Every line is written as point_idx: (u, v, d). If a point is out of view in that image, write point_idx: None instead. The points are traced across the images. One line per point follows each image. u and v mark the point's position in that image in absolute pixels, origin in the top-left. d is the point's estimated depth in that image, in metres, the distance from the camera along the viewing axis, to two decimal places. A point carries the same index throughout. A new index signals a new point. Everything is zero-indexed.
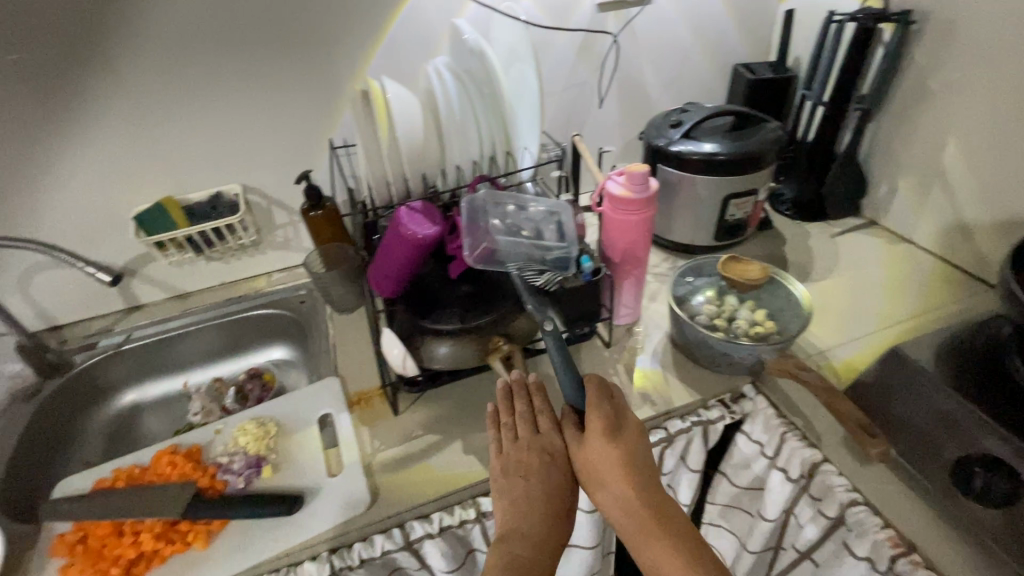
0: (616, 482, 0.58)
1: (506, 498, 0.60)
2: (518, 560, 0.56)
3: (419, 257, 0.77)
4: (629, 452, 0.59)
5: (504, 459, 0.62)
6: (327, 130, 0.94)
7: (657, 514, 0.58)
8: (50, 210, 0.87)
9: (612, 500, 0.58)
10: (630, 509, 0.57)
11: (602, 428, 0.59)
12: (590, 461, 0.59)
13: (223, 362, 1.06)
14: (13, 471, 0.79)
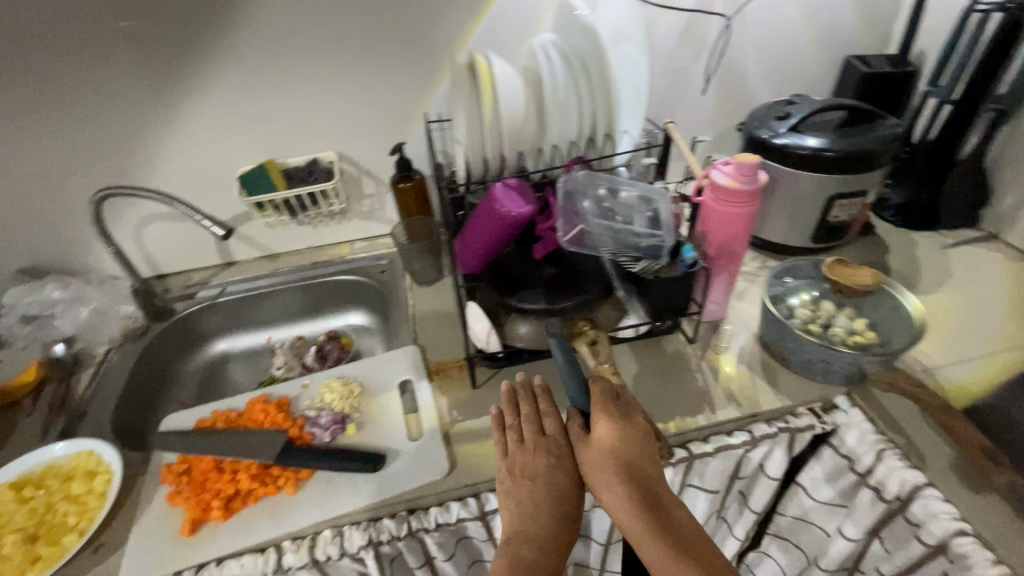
0: (616, 484, 0.59)
1: (512, 500, 0.62)
2: (524, 559, 0.59)
3: (509, 234, 0.77)
4: (631, 454, 0.60)
5: (510, 460, 0.65)
6: (422, 103, 0.95)
7: (657, 516, 0.58)
8: (168, 166, 0.93)
9: (614, 504, 0.60)
10: (631, 513, 0.58)
11: (605, 431, 0.61)
12: (593, 464, 0.61)
13: (305, 322, 1.11)
14: (124, 403, 0.87)
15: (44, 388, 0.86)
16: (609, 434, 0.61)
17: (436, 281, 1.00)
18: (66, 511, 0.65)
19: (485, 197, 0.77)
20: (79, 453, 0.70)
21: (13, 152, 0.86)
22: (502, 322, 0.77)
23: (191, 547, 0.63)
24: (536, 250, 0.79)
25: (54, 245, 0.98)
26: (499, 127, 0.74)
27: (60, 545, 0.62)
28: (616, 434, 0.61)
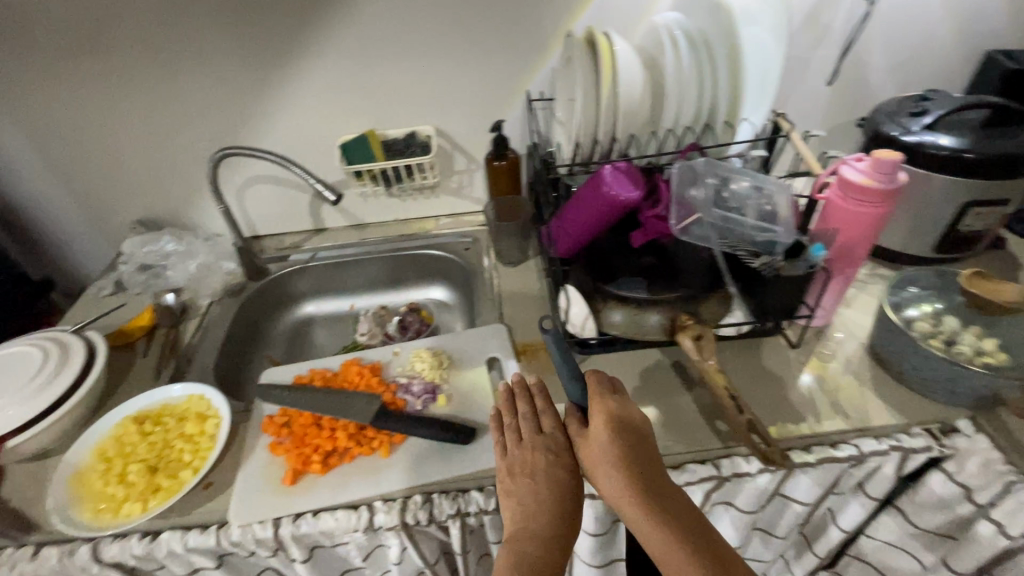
0: (619, 474, 0.55)
1: (514, 499, 0.58)
2: (528, 560, 0.53)
3: (613, 218, 0.75)
4: (631, 441, 0.57)
5: (509, 460, 0.61)
6: (524, 82, 0.94)
7: (662, 502, 0.55)
8: (276, 130, 0.96)
9: (618, 496, 0.55)
10: (635, 502, 0.54)
11: (603, 419, 0.58)
12: (592, 456, 0.58)
13: (386, 293, 1.13)
14: (224, 354, 0.91)
15: (156, 330, 0.91)
16: (608, 422, 0.58)
17: (521, 262, 1.00)
18: (181, 448, 0.69)
19: (592, 178, 0.76)
20: (192, 396, 0.75)
21: (141, 110, 0.92)
22: (596, 308, 0.75)
23: (292, 496, 0.66)
24: (636, 237, 0.76)
25: (167, 200, 1.04)
26: (615, 107, 0.72)
27: (177, 479, 0.67)
28: (614, 420, 0.58)
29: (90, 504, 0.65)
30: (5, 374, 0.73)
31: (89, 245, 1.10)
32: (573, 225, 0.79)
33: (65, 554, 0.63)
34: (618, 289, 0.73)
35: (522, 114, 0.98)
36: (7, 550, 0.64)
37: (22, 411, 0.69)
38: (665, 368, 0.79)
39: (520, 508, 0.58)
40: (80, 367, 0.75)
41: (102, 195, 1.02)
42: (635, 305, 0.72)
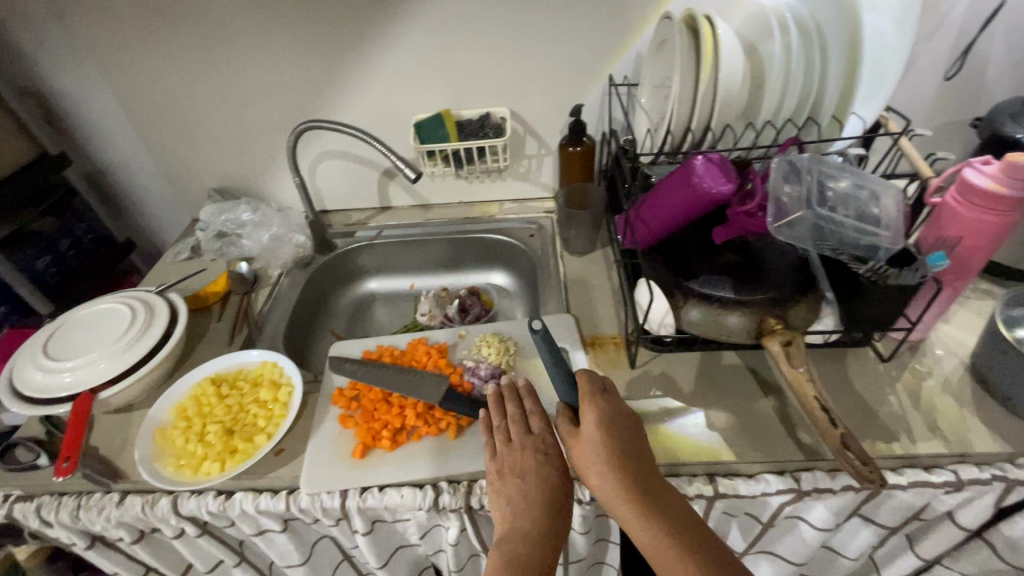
0: (608, 471, 0.56)
1: (505, 500, 0.58)
2: (517, 558, 0.53)
3: (699, 211, 0.72)
4: (621, 438, 0.58)
5: (500, 460, 0.61)
6: (607, 66, 0.91)
7: (653, 498, 0.55)
8: (353, 105, 0.97)
9: (607, 494, 0.56)
10: (624, 498, 0.54)
11: (594, 416, 0.59)
12: (583, 453, 0.58)
13: (446, 275, 1.13)
14: (293, 324, 0.93)
15: (229, 297, 0.93)
16: (599, 419, 0.59)
17: (588, 252, 0.97)
18: (256, 413, 0.71)
19: (680, 168, 0.73)
20: (266, 362, 0.77)
21: (226, 80, 0.93)
22: (676, 305, 0.71)
23: (360, 469, 0.66)
24: (719, 233, 0.73)
25: (243, 171, 1.06)
26: (714, 98, 0.69)
27: (252, 443, 0.68)
28: (605, 417, 0.59)
29: (171, 459, 0.67)
30: (96, 329, 0.77)
31: (169, 210, 1.14)
32: (653, 215, 0.76)
33: (148, 504, 0.67)
34: (701, 287, 0.69)
35: (600, 99, 0.95)
36: (96, 494, 0.68)
37: (112, 365, 0.72)
38: (742, 372, 0.75)
39: (510, 509, 0.57)
40: (163, 326, 0.78)
41: (184, 163, 1.05)
42: (718, 305, 0.68)
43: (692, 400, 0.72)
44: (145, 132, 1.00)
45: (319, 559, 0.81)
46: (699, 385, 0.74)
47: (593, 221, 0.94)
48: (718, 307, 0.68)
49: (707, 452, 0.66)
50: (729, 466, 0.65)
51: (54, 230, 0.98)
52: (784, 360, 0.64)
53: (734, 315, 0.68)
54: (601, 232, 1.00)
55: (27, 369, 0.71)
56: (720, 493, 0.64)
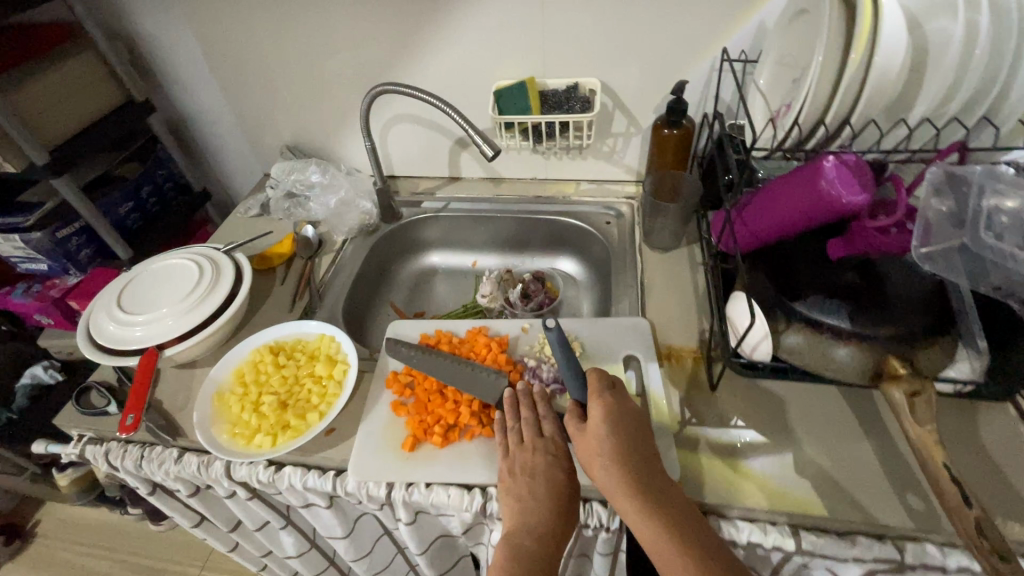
0: (610, 467, 0.54)
1: (512, 495, 0.56)
2: (523, 550, 0.52)
3: (820, 220, 0.61)
4: (626, 436, 0.56)
5: (512, 459, 0.59)
6: (721, 37, 0.79)
7: (655, 495, 0.52)
8: (433, 65, 0.90)
9: (611, 490, 0.54)
10: (627, 495, 0.52)
11: (601, 414, 0.57)
12: (588, 451, 0.57)
13: (510, 256, 1.07)
14: (354, 293, 0.91)
15: (294, 260, 0.92)
16: (606, 417, 0.57)
17: (671, 248, 0.88)
18: (310, 389, 0.70)
19: (807, 166, 0.61)
20: (324, 336, 0.75)
21: (305, 32, 0.89)
22: (774, 329, 0.61)
23: (409, 464, 0.63)
24: (834, 247, 0.62)
25: (316, 129, 1.04)
26: (864, 79, 0.56)
27: (304, 420, 0.67)
28: (610, 414, 0.57)
29: (226, 425, 0.67)
30: (166, 284, 0.77)
31: (243, 162, 1.14)
32: (762, 220, 0.66)
33: (203, 464, 0.67)
34: (808, 312, 0.59)
35: (706, 75, 0.83)
36: (157, 447, 0.70)
37: (178, 324, 0.73)
38: (844, 410, 0.65)
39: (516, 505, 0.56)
40: (228, 288, 0.78)
41: (259, 116, 1.03)
42: (830, 336, 0.58)
43: (781, 436, 0.63)
44: (224, 82, 0.98)
45: (362, 533, 0.81)
46: (792, 420, 0.64)
47: (681, 215, 0.84)
48: (828, 337, 0.58)
49: (793, 500, 0.57)
50: (819, 521, 0.57)
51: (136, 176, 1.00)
52: (911, 413, 0.53)
53: (851, 349, 0.57)
54: (688, 227, 0.90)
55: (101, 320, 0.73)
56: (803, 550, 0.56)
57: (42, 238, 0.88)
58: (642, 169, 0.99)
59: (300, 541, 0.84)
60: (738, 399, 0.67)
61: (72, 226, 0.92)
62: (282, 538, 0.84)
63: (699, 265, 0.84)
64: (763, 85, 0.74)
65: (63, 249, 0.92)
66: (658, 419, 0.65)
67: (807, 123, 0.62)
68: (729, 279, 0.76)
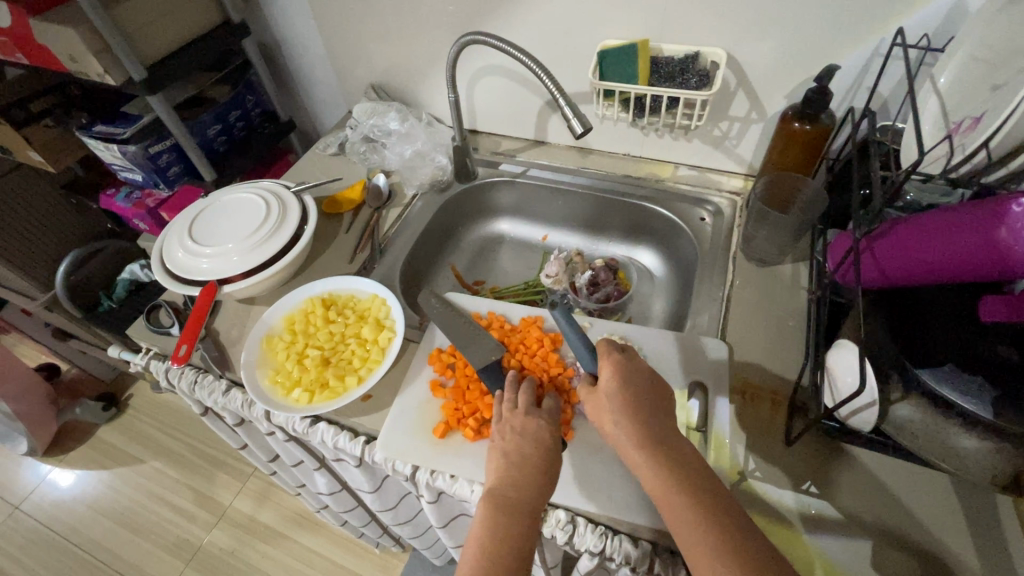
0: (622, 421, 0.50)
1: (500, 451, 0.53)
2: (506, 501, 0.49)
3: (984, 276, 0.46)
4: (637, 391, 0.52)
5: (502, 422, 0.56)
6: (897, 14, 0.63)
7: (664, 447, 0.48)
8: (537, 11, 0.80)
9: (623, 447, 0.50)
10: (638, 449, 0.48)
11: (609, 372, 0.54)
12: (598, 409, 0.53)
13: (586, 236, 0.98)
14: (416, 251, 0.88)
15: (362, 208, 0.90)
16: (615, 372, 0.53)
17: (770, 263, 0.75)
18: (354, 351, 0.69)
19: (989, 202, 0.46)
20: (377, 297, 0.73)
21: None
22: (886, 397, 0.50)
23: (437, 450, 0.61)
24: (992, 308, 0.47)
25: (405, 70, 0.98)
26: None
27: (344, 382, 0.66)
28: (620, 368, 0.54)
29: (271, 371, 0.68)
30: (236, 219, 0.78)
31: (331, 95, 1.12)
32: (899, 258, 0.52)
33: (247, 402, 0.69)
34: (938, 388, 0.45)
35: (866, 61, 0.68)
36: (210, 375, 0.72)
37: (243, 262, 0.73)
38: (951, 503, 0.53)
39: (502, 462, 0.52)
40: (293, 231, 0.77)
41: (350, 50, 0.99)
42: (961, 423, 0.45)
43: (861, 517, 0.53)
44: (320, 9, 0.94)
45: (388, 493, 0.81)
46: (882, 500, 0.54)
47: (793, 228, 0.71)
48: (957, 424, 0.45)
49: None
50: None
51: (225, 99, 1.02)
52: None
53: (983, 444, 0.45)
54: (799, 241, 0.77)
55: (174, 248, 0.75)
56: None
57: (137, 151, 0.96)
58: (756, 162, 0.85)
59: (331, 483, 0.86)
60: (816, 460, 0.57)
61: (163, 143, 0.98)
62: (315, 477, 0.86)
63: (802, 288, 0.72)
64: (943, 84, 0.58)
65: (154, 164, 0.99)
66: (715, 465, 0.57)
67: (1002, 147, 0.48)
68: (836, 316, 0.64)
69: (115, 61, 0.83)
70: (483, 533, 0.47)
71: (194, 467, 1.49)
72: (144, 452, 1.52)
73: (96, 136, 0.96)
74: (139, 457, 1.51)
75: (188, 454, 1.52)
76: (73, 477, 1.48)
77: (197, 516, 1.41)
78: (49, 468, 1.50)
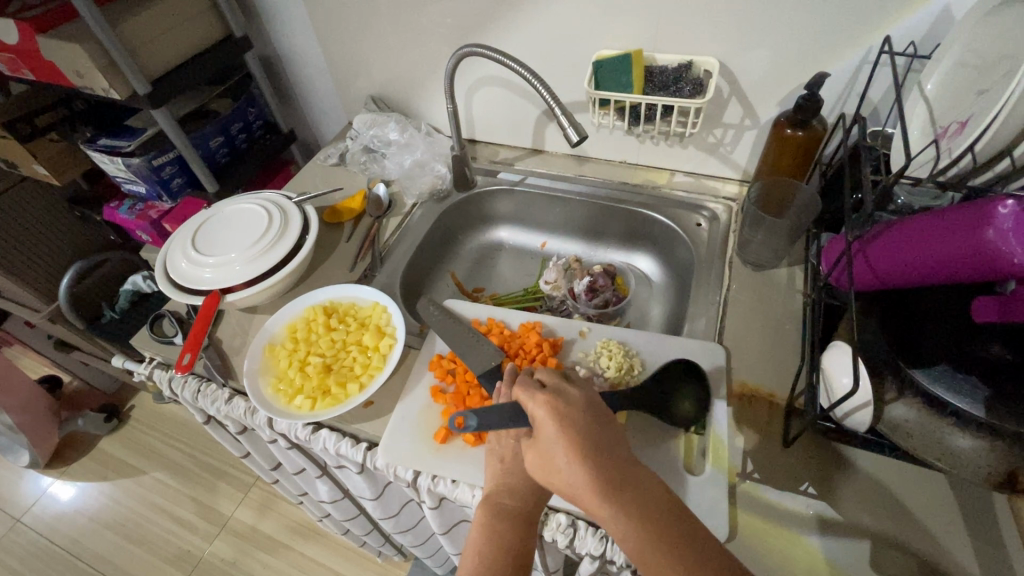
0: (569, 464, 0.46)
1: (498, 458, 0.55)
2: (505, 509, 0.50)
3: (973, 277, 0.47)
4: (579, 427, 0.48)
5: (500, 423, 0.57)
6: (885, 22, 0.64)
7: (619, 486, 0.44)
8: (533, 24, 0.81)
9: (578, 493, 0.45)
10: (595, 494, 0.44)
11: (543, 412, 0.50)
12: (544, 458, 0.48)
13: (584, 243, 0.99)
14: (417, 259, 0.89)
15: (362, 217, 0.91)
16: (548, 412, 0.49)
17: (766, 267, 0.76)
18: (355, 358, 0.69)
19: (975, 204, 0.47)
20: (378, 304, 0.74)
21: None
22: (881, 398, 0.50)
23: (438, 455, 0.61)
24: (984, 308, 0.47)
25: (404, 82, 0.99)
26: None
27: (344, 389, 0.66)
28: (554, 406, 0.50)
29: (272, 379, 0.68)
30: (238, 229, 0.79)
31: (331, 107, 1.14)
32: (890, 261, 0.53)
33: (249, 410, 0.69)
34: (933, 387, 0.46)
35: (855, 68, 0.69)
36: (213, 384, 0.72)
37: (245, 271, 0.74)
38: (949, 504, 0.53)
39: (501, 470, 0.54)
40: (294, 240, 0.78)
41: (350, 63, 1.01)
42: (953, 422, 0.46)
43: (860, 518, 0.53)
44: (321, 24, 0.96)
45: (390, 499, 0.81)
46: (880, 502, 0.54)
47: (788, 232, 0.72)
48: (951, 422, 0.46)
49: None
50: None
51: (228, 112, 1.04)
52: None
53: (977, 442, 0.45)
54: (794, 246, 0.78)
55: (177, 257, 0.76)
56: None
57: (140, 164, 0.97)
58: (750, 168, 0.86)
59: (333, 490, 0.86)
60: (814, 461, 0.57)
61: (167, 156, 1.00)
62: (317, 485, 0.86)
63: (798, 291, 0.73)
64: (930, 90, 0.59)
65: (157, 177, 1.01)
66: (713, 466, 0.57)
67: (987, 151, 0.49)
68: (832, 318, 0.65)
69: (121, 76, 0.85)
70: (479, 539, 0.48)
71: (195, 478, 1.49)
72: (145, 464, 1.52)
73: (100, 150, 0.98)
74: (140, 468, 1.51)
75: (189, 465, 1.52)
76: (74, 490, 1.48)
77: (198, 527, 1.40)
78: (50, 481, 1.50)
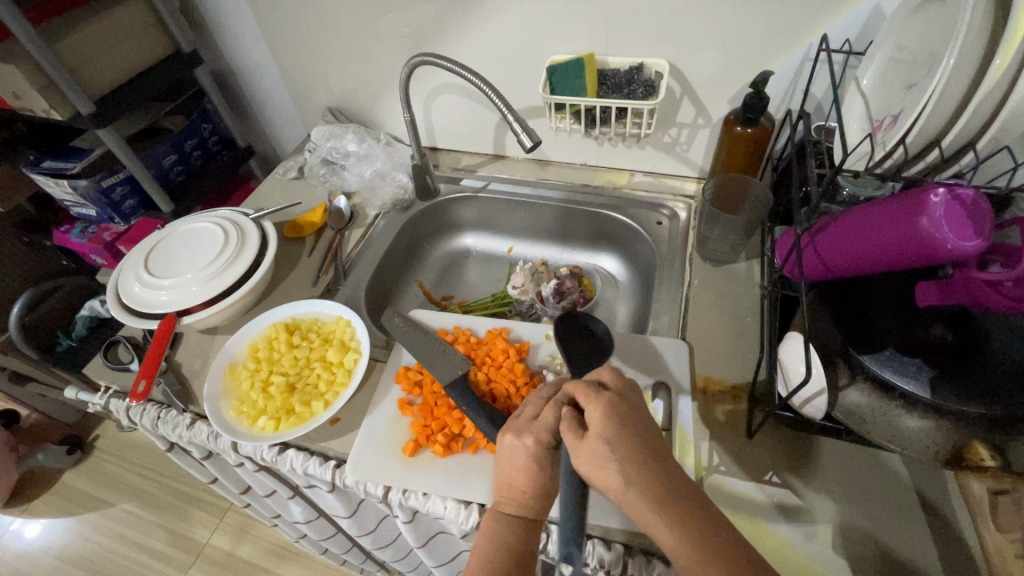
0: (630, 476, 0.43)
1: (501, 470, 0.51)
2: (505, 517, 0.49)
3: (912, 264, 0.49)
4: (636, 432, 0.45)
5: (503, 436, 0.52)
6: (822, 21, 0.67)
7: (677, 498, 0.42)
8: (485, 31, 0.82)
9: (641, 504, 0.42)
10: (659, 503, 0.42)
11: (600, 413, 0.46)
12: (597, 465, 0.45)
13: (551, 246, 1.00)
14: (382, 269, 0.88)
15: (324, 230, 0.90)
16: (605, 414, 0.46)
17: (725, 262, 0.78)
18: (319, 375, 0.68)
19: (909, 194, 0.49)
20: (341, 319, 0.73)
21: None
22: (834, 384, 0.51)
23: (406, 469, 0.61)
24: (925, 292, 0.49)
25: (361, 92, 0.99)
26: (1008, 97, 0.45)
27: (309, 408, 0.65)
28: (611, 407, 0.46)
29: (234, 401, 0.67)
30: (194, 249, 0.77)
31: (289, 119, 1.12)
32: (835, 252, 0.54)
33: (212, 435, 0.68)
34: (881, 371, 0.48)
35: (797, 65, 0.71)
36: (173, 410, 0.70)
37: (202, 291, 0.72)
38: (905, 485, 0.55)
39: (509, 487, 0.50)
40: (253, 258, 0.76)
41: (305, 75, 0.99)
42: (902, 404, 0.47)
43: (823, 502, 0.55)
44: (272, 36, 0.94)
45: (366, 516, 0.79)
46: (841, 486, 0.56)
47: (742, 227, 0.74)
48: (899, 404, 0.47)
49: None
50: None
51: (181, 129, 1.01)
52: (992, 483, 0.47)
53: (925, 422, 0.46)
54: (751, 240, 0.79)
55: (130, 281, 0.74)
56: None
57: (88, 185, 0.94)
58: (706, 165, 0.88)
59: (307, 510, 0.84)
60: (778, 450, 0.59)
61: (116, 176, 0.97)
62: (290, 506, 0.84)
63: (756, 284, 0.75)
64: (866, 85, 0.63)
65: (108, 198, 0.98)
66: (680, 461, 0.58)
67: (918, 143, 0.52)
68: (788, 309, 0.67)
69: (62, 96, 0.82)
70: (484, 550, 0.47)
71: (168, 507, 1.44)
72: (113, 495, 1.46)
73: (44, 173, 0.95)
74: (108, 500, 1.45)
75: (161, 493, 1.47)
76: (39, 527, 1.42)
77: (172, 558, 1.36)
78: (12, 520, 1.43)
